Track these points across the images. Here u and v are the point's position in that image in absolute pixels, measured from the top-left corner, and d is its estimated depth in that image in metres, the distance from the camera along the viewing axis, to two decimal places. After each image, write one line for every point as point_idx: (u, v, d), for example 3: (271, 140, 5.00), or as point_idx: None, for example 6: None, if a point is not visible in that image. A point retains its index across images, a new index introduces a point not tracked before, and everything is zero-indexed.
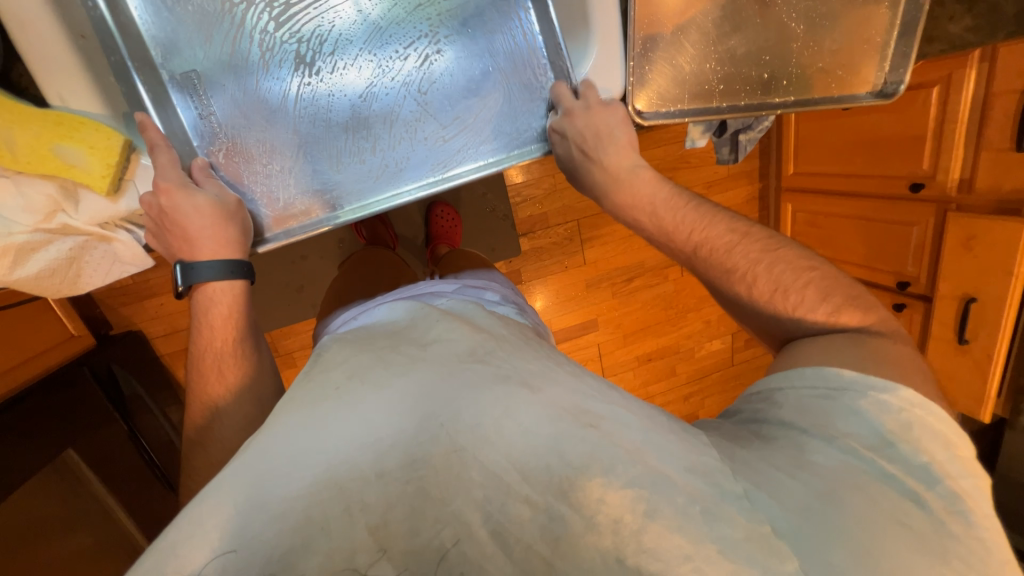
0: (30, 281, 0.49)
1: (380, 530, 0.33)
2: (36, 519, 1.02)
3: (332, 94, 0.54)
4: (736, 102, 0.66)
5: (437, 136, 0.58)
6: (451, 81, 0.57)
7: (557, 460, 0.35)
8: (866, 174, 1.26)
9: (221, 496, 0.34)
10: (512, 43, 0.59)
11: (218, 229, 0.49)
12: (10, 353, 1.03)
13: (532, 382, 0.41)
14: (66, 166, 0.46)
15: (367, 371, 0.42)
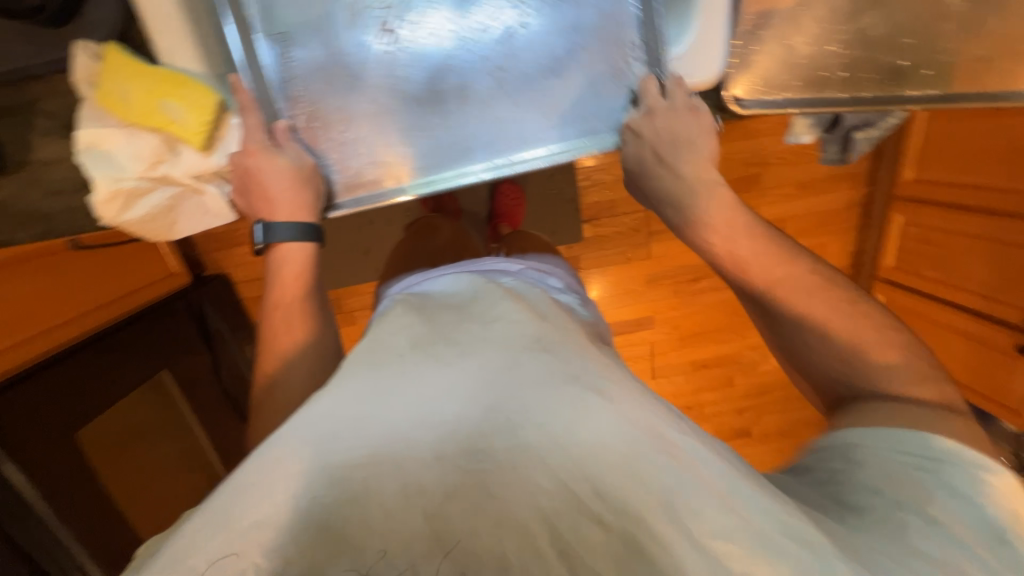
0: (137, 224, 0.54)
1: (439, 521, 0.33)
2: (133, 422, 1.18)
3: (410, 62, 0.54)
4: (859, 93, 0.57)
5: (511, 112, 0.56)
6: (531, 54, 0.54)
7: (632, 486, 0.34)
8: (1010, 188, 1.06)
9: (292, 452, 0.36)
10: (602, 14, 0.54)
11: (297, 188, 0.52)
12: (121, 285, 1.22)
13: (605, 389, 0.39)
14: (168, 121, 0.50)
15: (433, 350, 0.43)
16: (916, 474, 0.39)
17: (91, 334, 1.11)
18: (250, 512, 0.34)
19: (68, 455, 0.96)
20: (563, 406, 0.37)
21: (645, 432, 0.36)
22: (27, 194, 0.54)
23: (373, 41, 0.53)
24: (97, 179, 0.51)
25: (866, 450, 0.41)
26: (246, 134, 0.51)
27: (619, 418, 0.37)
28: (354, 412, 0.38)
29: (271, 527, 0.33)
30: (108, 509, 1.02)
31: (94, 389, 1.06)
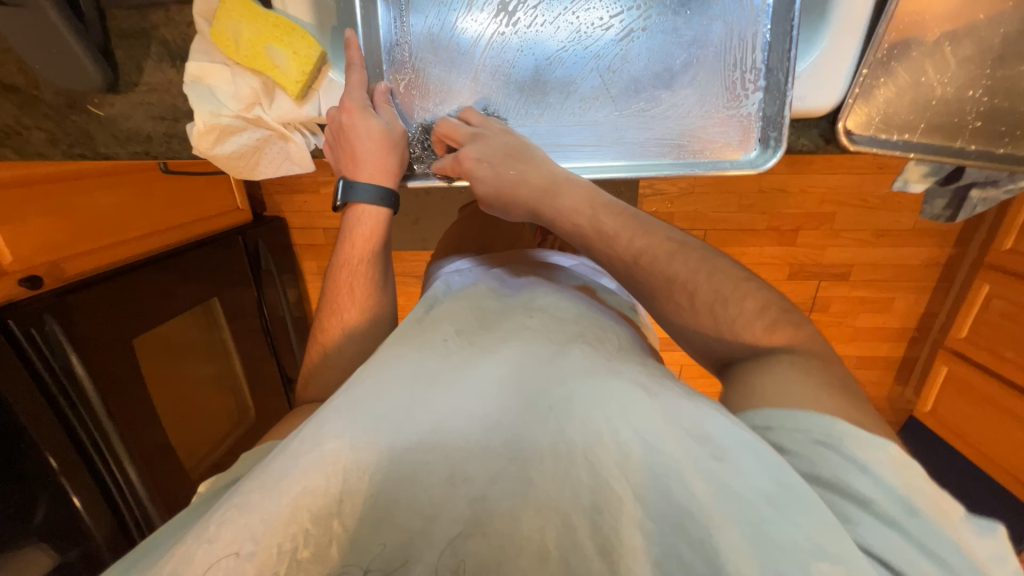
0: (223, 159, 0.56)
1: (479, 504, 0.34)
2: (184, 339, 1.28)
3: (520, 49, 0.55)
4: (992, 149, 0.52)
5: (609, 115, 0.56)
6: (643, 60, 0.54)
7: (682, 489, 0.34)
8: None
9: (343, 416, 0.41)
10: (728, 30, 0.52)
11: (387, 155, 0.53)
12: (194, 211, 1.34)
13: (650, 387, 0.42)
14: (270, 65, 0.51)
15: (477, 339, 0.51)
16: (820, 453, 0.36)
17: (154, 253, 1.18)
18: (291, 471, 0.37)
19: (127, 358, 1.05)
20: (601, 396, 0.40)
21: (689, 434, 0.37)
22: (137, 114, 0.57)
23: (490, 21, 0.54)
24: (196, 111, 0.52)
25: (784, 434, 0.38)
26: (348, 91, 0.52)
27: (661, 426, 0.38)
28: (406, 398, 0.42)
29: (316, 493, 0.36)
30: (150, 415, 1.10)
31: (146, 307, 1.10)
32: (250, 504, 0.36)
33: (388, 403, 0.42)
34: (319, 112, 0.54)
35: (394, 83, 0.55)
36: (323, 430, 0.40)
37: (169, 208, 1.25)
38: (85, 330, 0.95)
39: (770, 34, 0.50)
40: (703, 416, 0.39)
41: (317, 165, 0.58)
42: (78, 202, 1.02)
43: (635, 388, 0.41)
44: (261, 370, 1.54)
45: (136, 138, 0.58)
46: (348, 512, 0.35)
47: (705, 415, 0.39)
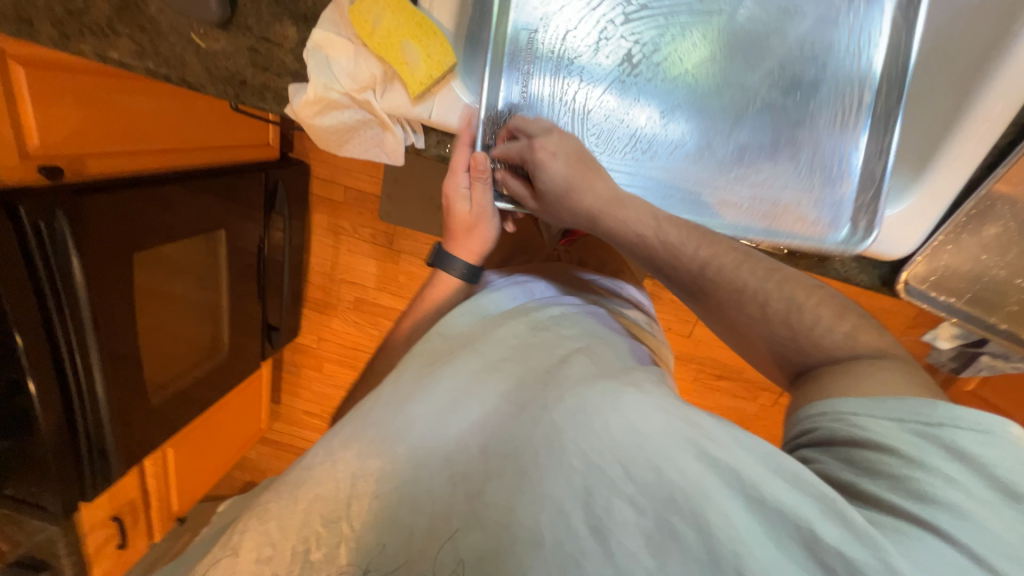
0: (319, 130, 0.55)
1: (476, 498, 0.41)
2: (181, 261, 1.23)
3: (637, 98, 0.63)
4: (1017, 332, 0.56)
5: (706, 172, 0.63)
6: (747, 129, 0.62)
7: (666, 467, 0.38)
8: None
9: (350, 433, 0.49)
10: (830, 125, 0.61)
11: (475, 231, 0.64)
12: (226, 136, 1.30)
13: (640, 384, 0.46)
14: (399, 60, 0.51)
15: (479, 348, 0.55)
16: (913, 442, 0.35)
17: (177, 171, 1.14)
18: (316, 474, 0.46)
19: (125, 271, 1.01)
20: (591, 400, 0.44)
21: (679, 421, 0.41)
22: (239, 57, 0.56)
23: (613, 69, 0.63)
24: (310, 79, 0.52)
25: (865, 417, 0.38)
26: (458, 149, 0.57)
27: (661, 449, 0.39)
28: (417, 409, 0.48)
29: (327, 501, 0.44)
30: (130, 331, 1.06)
31: (155, 219, 1.05)
32: (274, 510, 0.46)
33: (401, 404, 0.49)
34: (429, 115, 0.54)
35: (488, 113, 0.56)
36: (335, 441, 0.49)
37: (202, 128, 1.20)
38: (92, 232, 0.91)
39: (866, 137, 0.59)
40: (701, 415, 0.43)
41: (405, 161, 0.58)
42: (115, 100, 0.98)
43: (632, 390, 0.45)
44: (246, 310, 1.50)
45: (228, 79, 0.57)
46: (359, 517, 0.42)
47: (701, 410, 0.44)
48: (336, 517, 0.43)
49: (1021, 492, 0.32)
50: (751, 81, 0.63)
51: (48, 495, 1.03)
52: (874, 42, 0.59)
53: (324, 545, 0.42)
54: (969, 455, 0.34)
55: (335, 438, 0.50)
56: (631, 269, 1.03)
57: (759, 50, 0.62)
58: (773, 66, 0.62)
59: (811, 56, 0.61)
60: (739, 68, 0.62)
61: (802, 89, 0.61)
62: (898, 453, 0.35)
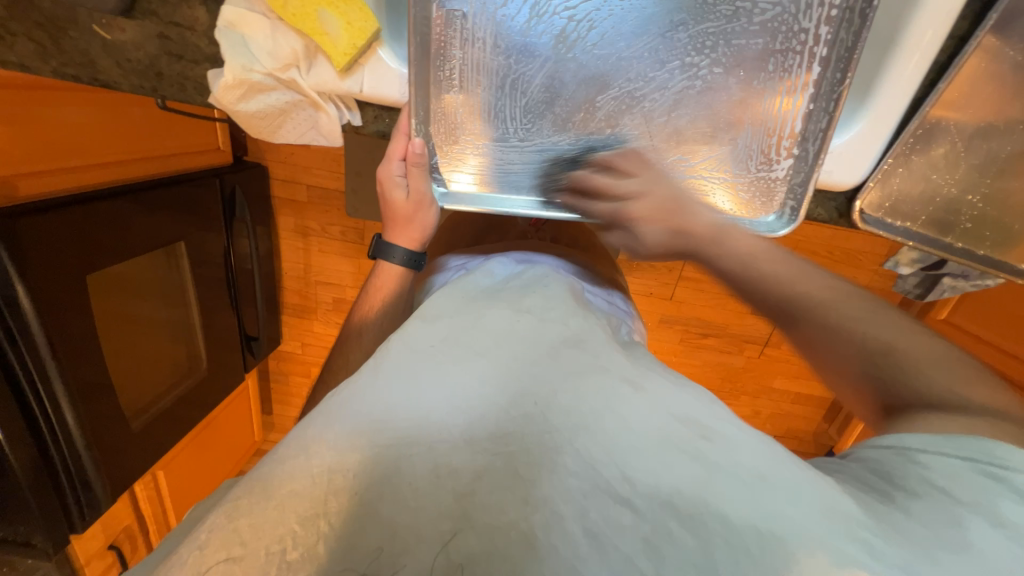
0: (245, 116, 0.52)
1: (464, 500, 0.40)
2: (141, 280, 1.19)
3: (573, 84, 0.56)
4: (973, 249, 0.57)
5: (645, 159, 0.58)
6: (688, 113, 0.57)
7: (665, 468, 0.42)
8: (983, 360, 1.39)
9: (322, 427, 0.47)
10: (775, 97, 0.55)
11: (412, 218, 0.59)
12: (173, 145, 1.25)
13: (633, 382, 0.52)
14: (320, 31, 0.48)
15: (462, 335, 0.55)
16: (961, 479, 0.41)
17: (125, 183, 1.09)
18: (289, 469, 0.43)
19: (81, 294, 0.97)
20: (586, 399, 0.48)
21: (677, 422, 0.47)
22: (149, 47, 0.52)
23: (548, 49, 0.55)
24: (226, 61, 0.48)
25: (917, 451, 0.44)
26: (395, 136, 0.54)
27: (654, 456, 0.43)
28: (396, 394, 0.48)
29: (305, 497, 0.41)
30: (97, 355, 1.03)
31: (106, 238, 1.01)
32: (246, 508, 0.41)
33: (377, 394, 0.49)
34: (361, 88, 0.51)
35: (418, 112, 0.52)
36: (307, 434, 0.47)
37: (145, 136, 1.15)
38: (41, 258, 0.87)
39: (811, 106, 0.53)
40: (697, 413, 0.49)
41: (345, 141, 0.56)
42: (39, 111, 0.91)
43: (624, 386, 0.50)
44: (220, 322, 1.47)
45: (143, 71, 0.53)
46: (336, 512, 0.40)
47: (694, 405, 0.50)
48: (313, 517, 0.39)
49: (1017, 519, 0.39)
50: (691, 84, 0.56)
51: (33, 532, 1.00)
52: (819, 57, 0.51)
53: (301, 544, 0.38)
54: (998, 493, 0.40)
55: (305, 435, 0.47)
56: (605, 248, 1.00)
57: (706, 12, 0.54)
58: (716, 72, 0.55)
59: (762, 15, 0.53)
60: (679, 68, 0.56)
61: (741, 96, 0.55)
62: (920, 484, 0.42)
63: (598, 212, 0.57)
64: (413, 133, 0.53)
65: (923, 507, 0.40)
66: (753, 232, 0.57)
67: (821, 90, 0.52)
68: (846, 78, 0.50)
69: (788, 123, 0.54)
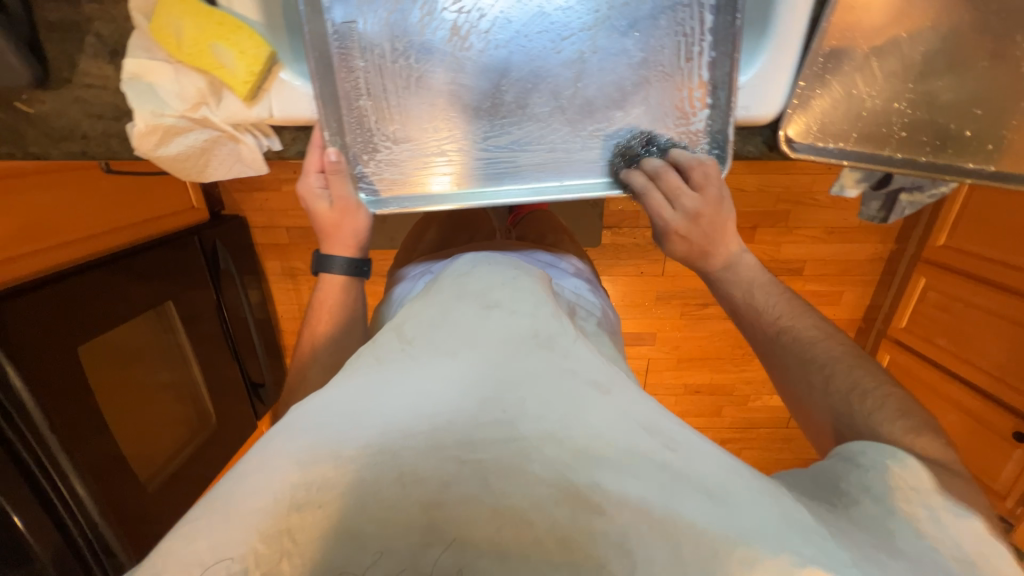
0: (168, 160, 0.54)
1: (434, 513, 0.38)
2: (134, 346, 1.22)
3: (478, 74, 0.55)
4: (914, 158, 0.55)
5: (564, 134, 0.58)
6: (598, 81, 0.56)
7: (629, 474, 0.40)
8: (989, 279, 1.35)
9: (287, 442, 0.44)
10: (676, 50, 0.54)
11: (342, 226, 0.60)
12: (146, 210, 1.28)
13: (601, 385, 0.48)
14: (217, 64, 0.49)
15: (434, 344, 0.54)
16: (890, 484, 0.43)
17: (104, 254, 1.14)
18: (250, 494, 0.40)
19: (75, 369, 1.00)
20: (551, 399, 0.45)
21: (642, 427, 0.45)
22: (71, 112, 0.54)
23: (446, 44, 0.54)
24: (136, 110, 0.50)
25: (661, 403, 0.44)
26: (309, 150, 0.55)
27: (618, 453, 0.41)
28: (363, 413, 0.46)
29: (268, 514, 0.38)
30: (101, 424, 1.06)
31: (91, 309, 1.05)
32: (204, 530, 0.38)
33: (342, 412, 0.47)
34: (270, 113, 0.52)
35: (330, 126, 0.54)
36: (273, 448, 0.44)
37: (117, 206, 1.19)
38: (29, 340, 0.91)
39: (713, 52, 0.53)
40: (660, 420, 0.47)
41: (271, 167, 0.57)
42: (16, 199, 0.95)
43: (593, 391, 0.47)
44: (223, 373, 1.50)
45: (70, 137, 0.55)
46: (302, 532, 0.38)
47: (655, 411, 0.48)
48: (276, 535, 0.37)
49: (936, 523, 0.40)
50: (594, 51, 0.55)
51: None
52: (708, 4, 0.52)
53: (264, 565, 0.36)
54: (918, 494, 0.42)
55: (269, 449, 0.44)
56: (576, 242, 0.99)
57: None
58: (614, 36, 0.54)
59: None
60: (579, 38, 0.55)
61: (645, 56, 0.55)
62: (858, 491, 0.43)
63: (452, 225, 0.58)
64: (327, 143, 0.54)
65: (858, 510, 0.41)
66: (687, 186, 0.58)
67: (717, 35, 0.53)
68: (737, 20, 0.51)
69: (696, 74, 0.54)
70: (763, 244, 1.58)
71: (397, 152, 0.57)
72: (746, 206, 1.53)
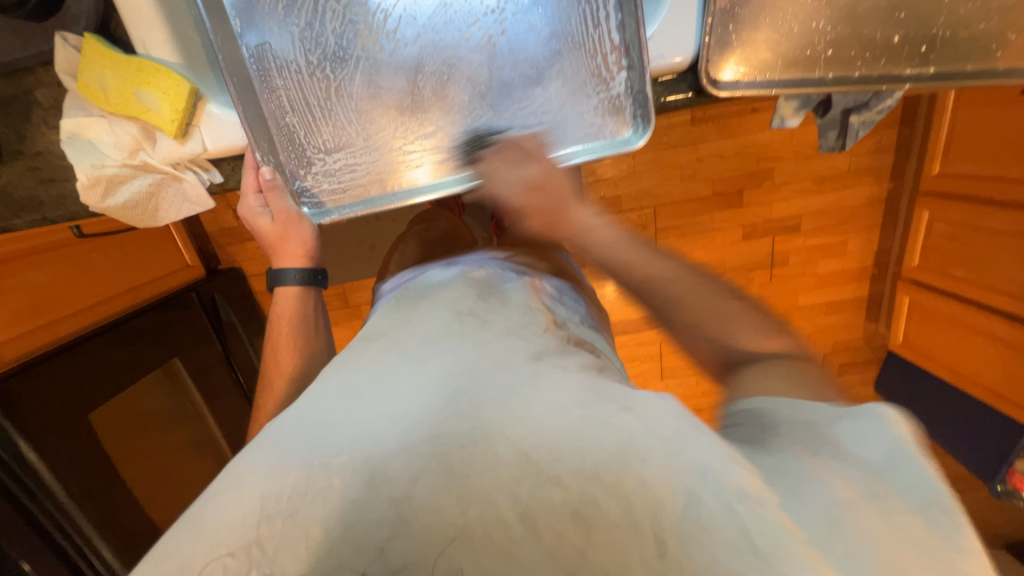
0: (117, 209, 0.57)
1: (402, 504, 0.36)
2: (146, 406, 1.25)
3: (396, 74, 0.58)
4: (847, 73, 0.54)
5: (488, 117, 0.61)
6: (512, 61, 0.59)
7: (588, 442, 0.37)
8: (993, 198, 1.28)
9: (260, 447, 0.43)
10: (581, 21, 0.57)
11: (287, 239, 0.62)
12: (142, 275, 1.33)
13: (560, 361, 0.46)
14: (144, 109, 0.52)
15: (400, 344, 0.51)
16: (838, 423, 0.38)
17: (106, 322, 1.18)
18: (217, 508, 0.38)
19: (88, 437, 1.02)
20: (517, 381, 0.42)
21: (601, 396, 0.41)
22: (25, 181, 0.57)
23: (359, 50, 0.57)
24: (77, 166, 0.53)
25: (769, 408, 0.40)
26: (245, 172, 0.58)
27: (578, 421, 0.38)
28: (334, 414, 0.44)
29: (236, 526, 0.36)
30: (121, 487, 1.08)
31: (98, 376, 1.08)
32: (175, 548, 0.37)
33: (314, 417, 0.45)
34: (204, 147, 0.55)
35: (259, 146, 0.56)
36: (244, 460, 0.42)
37: (115, 275, 1.24)
38: (38, 416, 0.94)
39: (618, 14, 0.55)
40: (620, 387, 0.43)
41: (217, 200, 0.60)
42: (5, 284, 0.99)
43: (554, 369, 0.44)
44: (239, 423, 1.52)
45: (27, 205, 0.58)
46: (273, 540, 0.35)
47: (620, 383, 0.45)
48: (246, 547, 0.35)
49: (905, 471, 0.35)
50: (500, 34, 0.58)
51: None
52: None
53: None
54: (870, 440, 0.37)
55: (240, 464, 0.42)
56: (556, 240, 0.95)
57: None
58: (518, 16, 0.57)
59: None
60: (484, 23, 0.57)
61: (552, 31, 0.58)
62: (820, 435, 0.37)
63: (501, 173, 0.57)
64: (260, 163, 0.57)
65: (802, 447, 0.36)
66: (614, 151, 0.60)
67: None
68: None
69: (606, 39, 0.56)
70: (752, 206, 1.55)
71: (333, 163, 0.60)
72: (728, 170, 1.50)
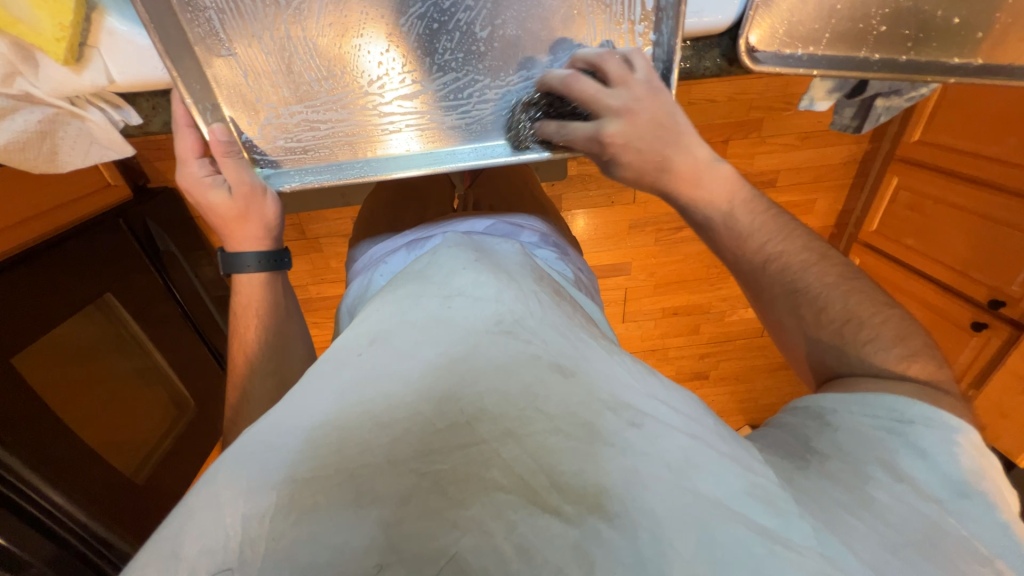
0: (1, 150, 0.48)
1: (393, 529, 0.31)
2: (85, 339, 1.15)
3: (367, 11, 0.49)
4: (894, 56, 0.52)
5: (483, 78, 0.54)
6: (518, 17, 0.51)
7: (594, 469, 0.34)
8: (961, 174, 1.32)
9: (233, 461, 0.37)
10: None
11: (245, 218, 0.55)
12: (59, 194, 1.13)
13: (564, 365, 0.41)
14: (10, 18, 0.41)
15: (395, 345, 0.44)
16: (892, 435, 0.44)
17: (27, 248, 1.03)
18: (185, 532, 0.33)
19: (11, 386, 0.92)
20: (518, 389, 0.38)
21: (607, 403, 0.39)
22: None
23: None
24: None
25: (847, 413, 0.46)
26: (178, 131, 0.50)
27: (585, 452, 0.35)
28: (312, 412, 0.39)
29: (216, 550, 0.31)
30: (65, 432, 1.02)
31: (14, 317, 0.95)
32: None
33: (291, 420, 0.39)
34: (110, 79, 0.47)
35: (191, 91, 0.48)
36: (216, 477, 0.36)
37: (30, 195, 1.05)
38: None
39: None
40: (631, 395, 0.41)
41: (134, 146, 0.54)
42: None
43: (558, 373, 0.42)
44: (191, 358, 1.45)
45: None
46: (256, 564, 0.30)
47: (626, 385, 0.42)
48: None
49: (957, 487, 0.40)
50: None
51: None
52: None
53: None
54: (928, 453, 0.42)
55: (218, 476, 0.36)
56: (538, 194, 0.90)
57: None
58: None
59: None
60: None
61: None
62: (871, 451, 0.43)
63: (577, 135, 0.53)
64: (198, 118, 0.49)
65: (835, 467, 0.42)
66: None
67: None
68: None
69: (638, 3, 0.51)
70: (736, 156, 1.48)
71: (291, 119, 0.53)
72: (719, 117, 1.42)
